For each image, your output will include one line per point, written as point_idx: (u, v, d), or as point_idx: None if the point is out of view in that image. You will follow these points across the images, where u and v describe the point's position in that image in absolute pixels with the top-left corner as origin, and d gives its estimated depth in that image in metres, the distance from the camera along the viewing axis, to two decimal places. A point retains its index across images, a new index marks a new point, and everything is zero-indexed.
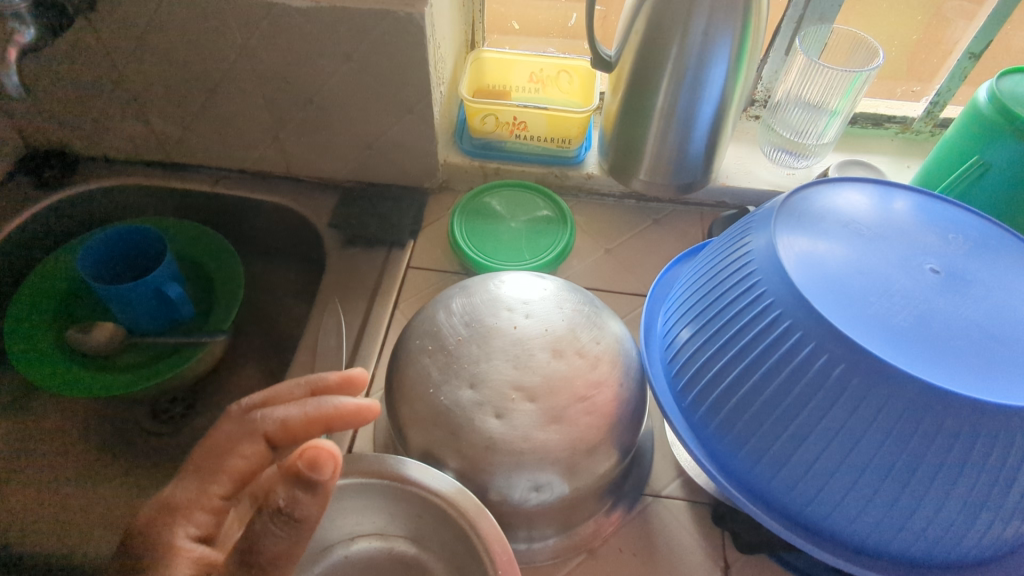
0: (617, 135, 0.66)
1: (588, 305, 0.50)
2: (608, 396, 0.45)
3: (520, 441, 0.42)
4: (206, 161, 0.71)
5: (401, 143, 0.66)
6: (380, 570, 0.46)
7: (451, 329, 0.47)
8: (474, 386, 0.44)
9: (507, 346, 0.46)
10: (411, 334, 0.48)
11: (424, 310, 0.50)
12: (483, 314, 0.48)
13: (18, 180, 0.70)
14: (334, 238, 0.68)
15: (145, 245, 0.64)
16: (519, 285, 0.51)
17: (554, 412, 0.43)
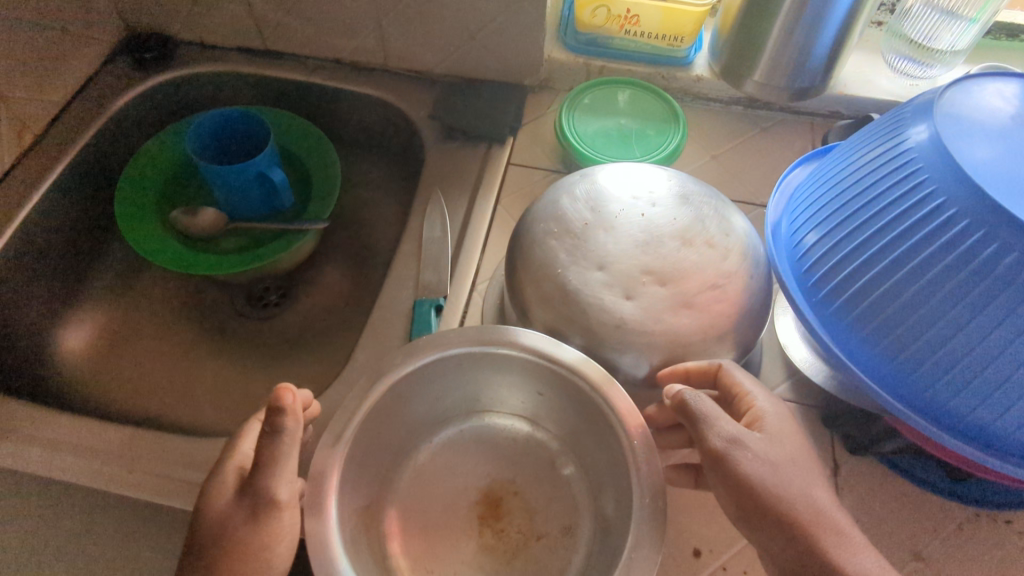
0: (736, 33, 0.62)
1: (713, 199, 0.49)
2: (738, 286, 0.44)
3: (652, 323, 0.42)
4: (303, 48, 0.70)
5: (506, 34, 0.63)
6: (496, 445, 0.49)
7: (576, 214, 0.46)
8: (603, 268, 0.43)
9: (635, 233, 0.45)
10: (534, 220, 0.48)
11: (546, 197, 0.49)
12: (607, 202, 0.47)
13: (119, 61, 0.70)
14: (432, 132, 0.67)
15: (249, 130, 0.64)
16: (640, 177, 0.49)
17: (685, 298, 0.42)
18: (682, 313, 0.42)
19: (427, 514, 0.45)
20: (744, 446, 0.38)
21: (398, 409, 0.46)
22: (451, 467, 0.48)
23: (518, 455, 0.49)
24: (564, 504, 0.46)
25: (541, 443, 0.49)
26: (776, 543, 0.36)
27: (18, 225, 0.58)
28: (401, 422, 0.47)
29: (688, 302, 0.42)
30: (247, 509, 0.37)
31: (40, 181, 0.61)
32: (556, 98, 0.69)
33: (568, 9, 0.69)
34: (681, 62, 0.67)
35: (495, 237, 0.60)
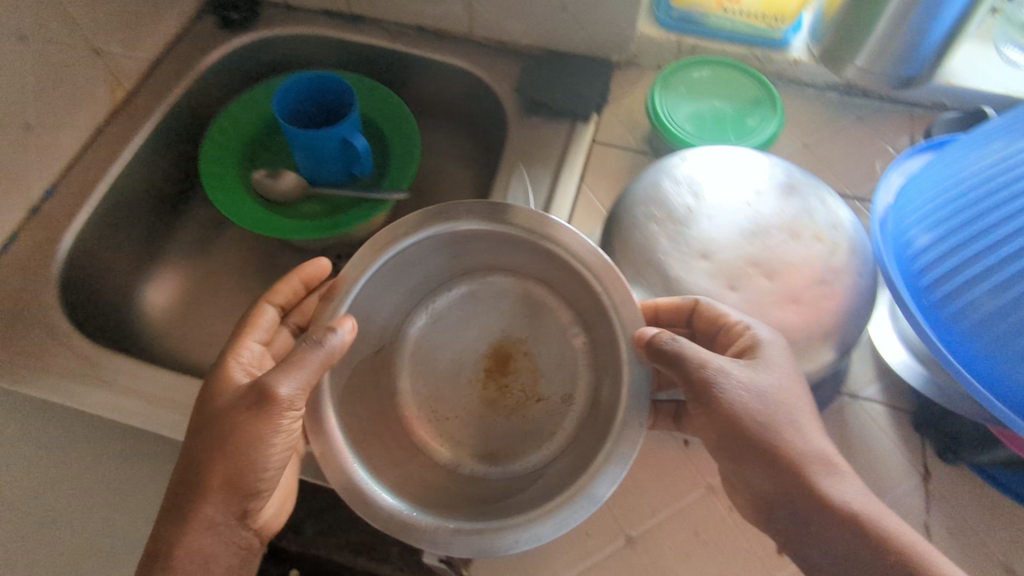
0: (842, 16, 0.58)
1: (817, 189, 0.47)
2: (846, 284, 0.42)
3: (757, 317, 0.40)
4: (386, 13, 0.69)
5: (600, 7, 0.61)
6: (507, 305, 0.53)
7: (679, 199, 0.45)
8: (707, 257, 0.42)
9: (739, 222, 0.44)
10: (633, 202, 0.47)
11: (645, 179, 0.48)
12: (712, 188, 0.46)
13: (206, 20, 0.70)
14: (515, 106, 0.66)
15: (333, 94, 0.64)
16: (744, 162, 0.48)
17: (791, 293, 0.41)
18: (786, 308, 0.41)
19: (435, 377, 0.51)
20: (728, 375, 0.38)
21: (377, 303, 0.48)
22: (464, 320, 0.53)
23: (526, 320, 0.52)
24: (565, 368, 0.50)
25: (553, 307, 0.51)
26: (762, 477, 0.37)
27: (109, 182, 0.59)
28: (392, 302, 0.50)
29: (793, 297, 0.41)
30: (254, 397, 0.38)
31: (130, 138, 0.61)
32: (643, 75, 0.68)
33: None
34: (778, 43, 0.64)
35: (579, 216, 0.59)
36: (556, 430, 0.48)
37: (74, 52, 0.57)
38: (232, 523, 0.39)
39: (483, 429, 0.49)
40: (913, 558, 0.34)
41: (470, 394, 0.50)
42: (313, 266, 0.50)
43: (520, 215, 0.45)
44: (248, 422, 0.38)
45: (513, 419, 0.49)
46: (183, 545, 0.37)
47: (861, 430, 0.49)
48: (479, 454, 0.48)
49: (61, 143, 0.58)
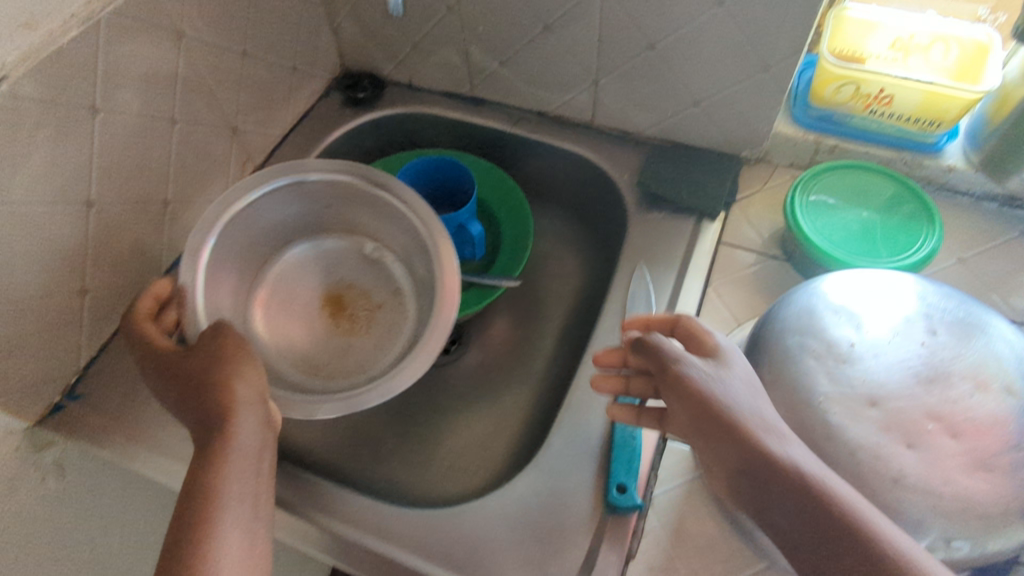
0: (1011, 124, 0.53)
1: (1000, 327, 0.41)
2: None
3: (941, 482, 0.35)
4: (509, 97, 0.69)
5: (736, 104, 0.59)
6: (335, 262, 0.60)
7: (840, 333, 0.41)
8: (877, 405, 0.37)
9: (913, 364, 0.39)
10: (783, 329, 0.43)
11: (797, 303, 0.44)
12: (876, 323, 0.41)
13: (334, 97, 0.72)
14: (634, 199, 0.63)
15: (454, 180, 0.64)
16: (910, 292, 0.43)
17: (981, 457, 0.35)
18: (976, 477, 0.35)
19: (286, 313, 0.58)
20: (690, 363, 0.37)
21: (268, 211, 0.56)
22: (307, 274, 0.59)
23: (369, 261, 0.60)
24: (400, 300, 0.59)
25: (387, 259, 0.60)
26: (725, 448, 0.34)
27: None
28: (272, 220, 0.57)
29: (984, 465, 0.35)
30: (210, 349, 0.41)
31: None
32: (773, 173, 0.64)
33: (801, 78, 0.63)
34: (929, 148, 0.59)
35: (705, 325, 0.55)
36: (400, 331, 0.58)
37: (215, 129, 0.59)
38: (262, 426, 0.40)
39: (348, 355, 0.57)
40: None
41: (320, 330, 0.58)
42: (160, 282, 0.48)
43: (353, 165, 0.56)
44: (230, 344, 0.42)
45: (370, 334, 0.58)
46: (224, 480, 0.37)
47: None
48: (305, 367, 0.55)
49: (192, 215, 0.60)
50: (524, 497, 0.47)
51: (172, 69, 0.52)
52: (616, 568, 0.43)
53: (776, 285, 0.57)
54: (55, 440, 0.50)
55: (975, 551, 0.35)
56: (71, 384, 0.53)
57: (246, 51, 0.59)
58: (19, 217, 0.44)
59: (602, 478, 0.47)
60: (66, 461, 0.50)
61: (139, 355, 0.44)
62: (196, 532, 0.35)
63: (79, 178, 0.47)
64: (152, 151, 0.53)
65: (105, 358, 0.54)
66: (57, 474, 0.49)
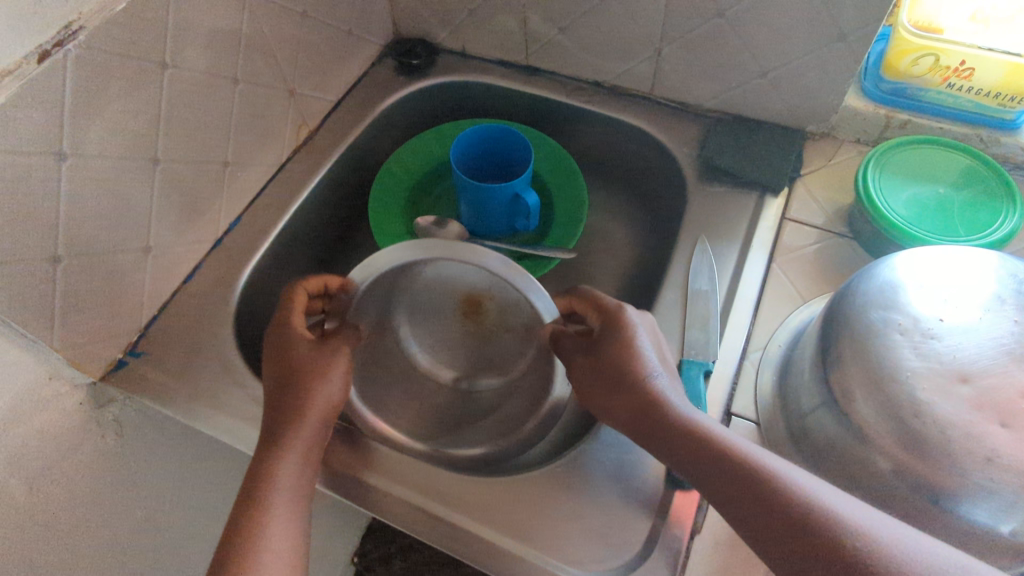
0: None
1: None
2: None
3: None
4: (565, 66, 0.68)
5: (807, 75, 0.57)
6: (462, 277, 0.53)
7: (928, 310, 0.39)
8: (967, 381, 0.36)
9: (1009, 343, 0.37)
10: (863, 304, 0.41)
11: (879, 279, 0.42)
12: (965, 299, 0.39)
13: (386, 64, 0.71)
14: (694, 172, 0.62)
15: (511, 148, 0.63)
16: (999, 270, 0.41)
17: None
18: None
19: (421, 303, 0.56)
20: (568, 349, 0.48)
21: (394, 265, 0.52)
22: (438, 282, 0.54)
23: (507, 296, 0.52)
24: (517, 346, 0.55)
25: (511, 310, 0.53)
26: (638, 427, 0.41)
27: (285, 220, 0.60)
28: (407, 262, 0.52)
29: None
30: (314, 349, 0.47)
31: (307, 181, 0.63)
32: (839, 148, 0.62)
33: (873, 50, 0.61)
34: (1007, 125, 0.57)
35: (770, 301, 0.53)
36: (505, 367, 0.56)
37: (273, 91, 0.59)
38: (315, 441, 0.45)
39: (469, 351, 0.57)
40: (828, 523, 0.31)
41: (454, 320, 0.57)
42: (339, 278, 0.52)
43: (520, 273, 0.50)
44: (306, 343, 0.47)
45: (487, 345, 0.56)
46: (273, 470, 0.42)
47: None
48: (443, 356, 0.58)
49: (248, 178, 0.60)
50: (587, 468, 0.47)
51: (236, 27, 0.52)
52: (682, 541, 0.42)
53: (843, 263, 0.55)
54: (116, 397, 0.50)
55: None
56: (133, 341, 0.53)
57: (306, 13, 0.59)
58: (91, 172, 0.43)
59: None
60: (124, 420, 0.50)
61: (269, 340, 0.48)
62: (243, 513, 0.40)
63: (146, 134, 0.47)
64: (215, 111, 0.53)
65: (165, 317, 0.54)
66: (117, 429, 0.49)
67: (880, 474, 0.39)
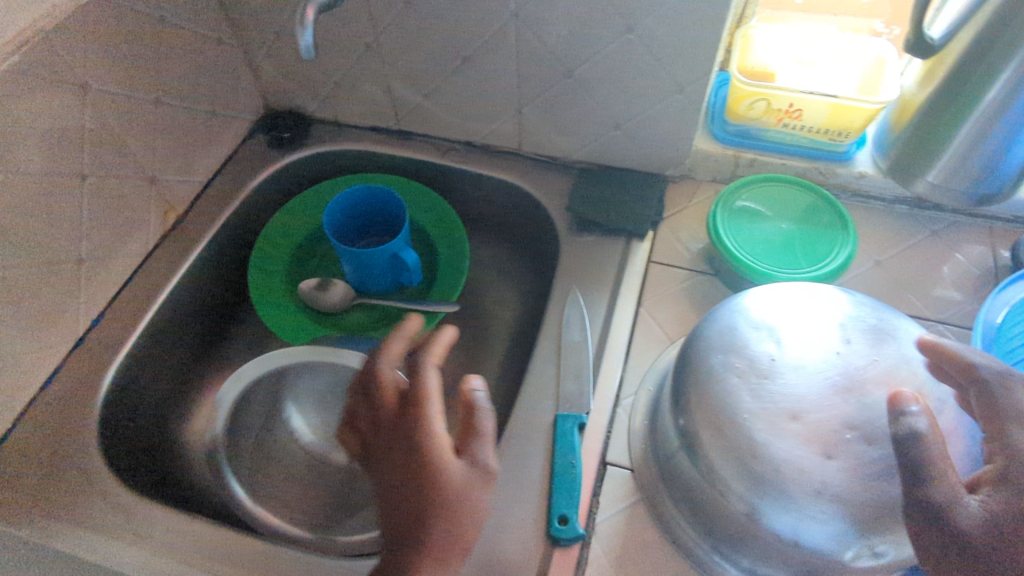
0: (911, 133, 0.56)
1: (907, 330, 0.43)
2: (958, 451, 0.38)
3: (861, 491, 0.36)
4: (435, 130, 0.69)
5: (655, 125, 0.60)
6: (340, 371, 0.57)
7: (760, 348, 0.42)
8: (798, 418, 0.38)
9: (833, 375, 0.39)
10: (705, 348, 0.43)
11: (718, 323, 0.45)
12: (794, 334, 0.42)
13: (258, 138, 0.71)
14: (565, 223, 0.64)
15: (386, 208, 0.63)
16: (823, 302, 0.44)
17: (900, 463, 0.36)
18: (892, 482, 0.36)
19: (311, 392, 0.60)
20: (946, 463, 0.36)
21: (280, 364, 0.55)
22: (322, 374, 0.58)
23: None
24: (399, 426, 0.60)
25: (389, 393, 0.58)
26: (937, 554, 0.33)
27: (154, 311, 0.59)
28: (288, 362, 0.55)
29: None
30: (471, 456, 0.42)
31: (177, 266, 0.61)
32: (698, 189, 0.65)
33: (717, 95, 0.65)
34: (840, 156, 0.62)
35: (640, 345, 0.55)
36: None
37: (131, 179, 0.58)
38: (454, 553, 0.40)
39: None
40: None
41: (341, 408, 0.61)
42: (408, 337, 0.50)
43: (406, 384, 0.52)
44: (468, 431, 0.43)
45: None
46: None
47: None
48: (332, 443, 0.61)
49: (111, 270, 0.58)
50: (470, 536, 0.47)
51: (78, 124, 0.51)
52: None
53: (707, 300, 0.58)
54: None
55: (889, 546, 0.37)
56: None
57: (158, 99, 0.58)
58: None
59: (545, 508, 0.47)
60: None
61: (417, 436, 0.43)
62: None
63: None
64: (63, 209, 0.51)
65: (23, 428, 0.52)
66: None
67: (735, 514, 0.40)
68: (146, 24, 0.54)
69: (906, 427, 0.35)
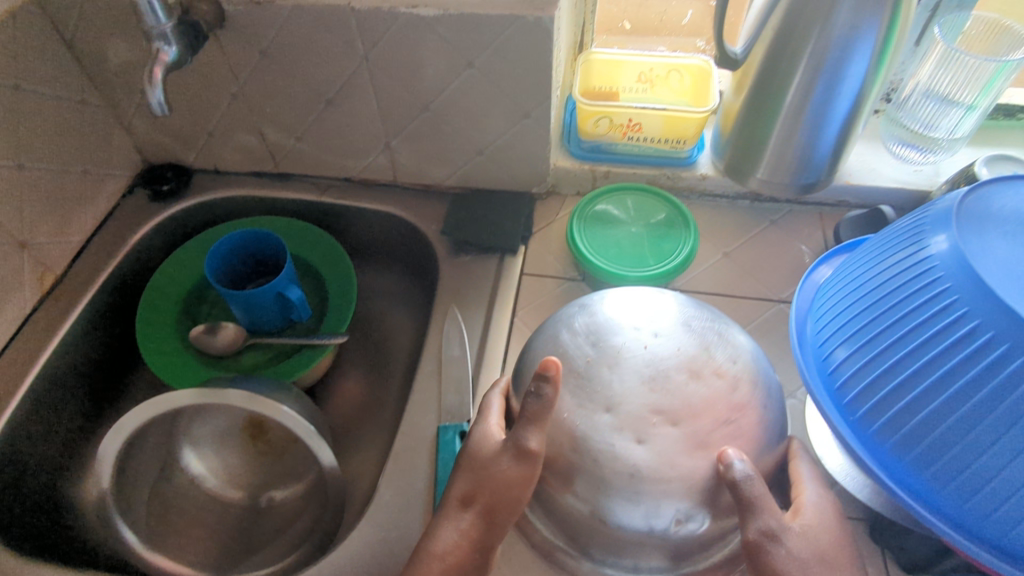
0: (737, 135, 0.63)
1: (711, 318, 0.48)
2: (751, 419, 0.43)
3: (670, 466, 0.40)
4: (314, 170, 0.72)
5: (513, 148, 0.65)
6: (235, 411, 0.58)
7: (578, 350, 0.45)
8: (611, 410, 0.42)
9: (640, 367, 0.43)
10: (544, 352, 0.47)
11: (550, 331, 0.49)
12: (610, 335, 0.45)
13: (138, 193, 0.72)
14: (444, 247, 0.68)
15: (270, 249, 0.65)
16: (636, 302, 0.48)
17: (699, 437, 0.41)
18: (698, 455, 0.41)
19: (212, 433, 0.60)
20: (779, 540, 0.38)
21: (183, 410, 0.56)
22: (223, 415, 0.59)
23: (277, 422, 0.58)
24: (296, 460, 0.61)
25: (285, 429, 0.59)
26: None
27: (34, 376, 0.58)
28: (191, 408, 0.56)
29: (704, 443, 0.41)
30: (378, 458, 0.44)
31: (57, 327, 0.61)
32: (564, 203, 0.70)
33: (571, 115, 0.71)
34: (684, 162, 0.68)
35: (517, 353, 0.59)
36: (293, 479, 0.61)
37: None
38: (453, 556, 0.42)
39: (258, 470, 0.62)
40: None
41: (239, 448, 0.62)
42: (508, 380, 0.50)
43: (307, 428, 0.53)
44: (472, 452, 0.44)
45: (275, 463, 0.62)
46: None
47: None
48: (232, 483, 0.61)
49: None
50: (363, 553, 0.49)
51: None
52: None
53: None
54: None
55: (712, 511, 0.41)
56: None
57: (22, 164, 0.59)
58: None
59: (429, 514, 0.51)
60: None
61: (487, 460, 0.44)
62: None
63: None
64: None
65: None
66: None
67: None
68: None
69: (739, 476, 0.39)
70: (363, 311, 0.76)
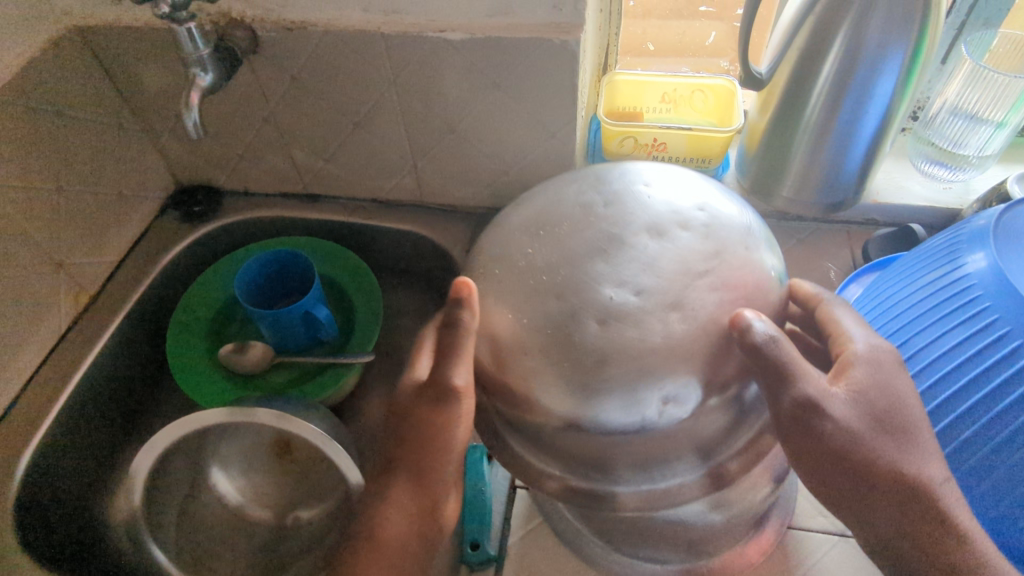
0: (762, 154, 0.63)
1: (664, 176, 0.44)
2: (730, 266, 0.38)
3: (658, 341, 0.36)
4: (341, 191, 0.73)
5: (539, 168, 0.65)
6: (262, 429, 0.59)
7: (523, 244, 0.41)
8: (567, 295, 0.37)
9: (597, 239, 0.39)
10: (486, 263, 0.43)
11: (488, 239, 0.44)
12: (555, 217, 0.41)
13: (170, 215, 0.74)
14: None
15: (298, 269, 0.66)
16: (581, 181, 0.44)
17: (674, 296, 0.37)
18: (674, 320, 0.36)
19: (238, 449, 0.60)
20: (825, 413, 0.37)
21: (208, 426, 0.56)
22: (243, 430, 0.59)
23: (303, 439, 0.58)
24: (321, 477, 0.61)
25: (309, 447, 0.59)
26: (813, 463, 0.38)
27: (68, 394, 0.59)
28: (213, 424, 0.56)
29: (675, 299, 0.36)
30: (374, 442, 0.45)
31: (91, 345, 0.63)
32: None
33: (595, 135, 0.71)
34: None
35: None
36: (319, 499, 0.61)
37: (35, 267, 0.59)
38: (404, 524, 0.44)
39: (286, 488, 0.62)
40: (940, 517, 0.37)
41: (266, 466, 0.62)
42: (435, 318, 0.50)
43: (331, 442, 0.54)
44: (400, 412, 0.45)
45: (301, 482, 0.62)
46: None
47: (811, 561, 0.48)
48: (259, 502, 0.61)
49: (23, 358, 0.59)
50: None
51: None
52: None
53: None
54: None
55: None
56: None
57: (61, 187, 0.60)
58: None
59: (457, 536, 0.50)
60: None
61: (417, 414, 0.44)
62: None
63: None
64: None
65: None
66: None
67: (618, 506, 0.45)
68: (42, 120, 0.57)
69: (759, 339, 0.36)
70: (388, 329, 0.76)
